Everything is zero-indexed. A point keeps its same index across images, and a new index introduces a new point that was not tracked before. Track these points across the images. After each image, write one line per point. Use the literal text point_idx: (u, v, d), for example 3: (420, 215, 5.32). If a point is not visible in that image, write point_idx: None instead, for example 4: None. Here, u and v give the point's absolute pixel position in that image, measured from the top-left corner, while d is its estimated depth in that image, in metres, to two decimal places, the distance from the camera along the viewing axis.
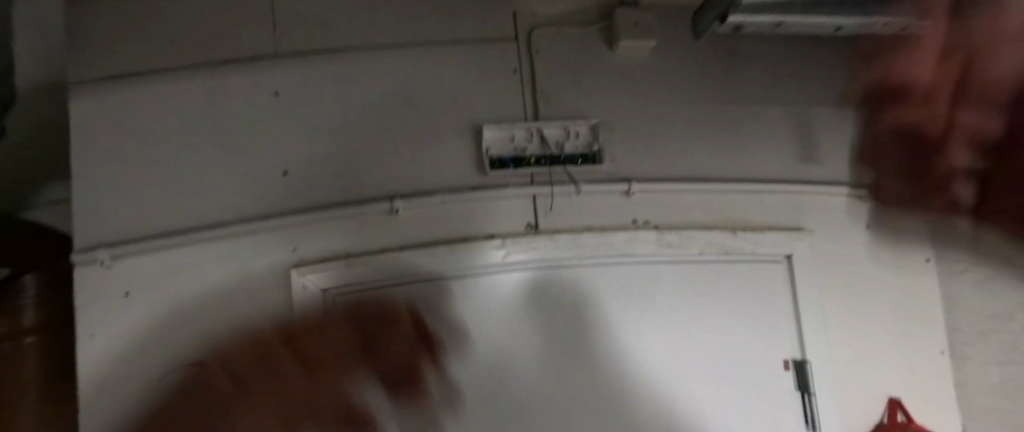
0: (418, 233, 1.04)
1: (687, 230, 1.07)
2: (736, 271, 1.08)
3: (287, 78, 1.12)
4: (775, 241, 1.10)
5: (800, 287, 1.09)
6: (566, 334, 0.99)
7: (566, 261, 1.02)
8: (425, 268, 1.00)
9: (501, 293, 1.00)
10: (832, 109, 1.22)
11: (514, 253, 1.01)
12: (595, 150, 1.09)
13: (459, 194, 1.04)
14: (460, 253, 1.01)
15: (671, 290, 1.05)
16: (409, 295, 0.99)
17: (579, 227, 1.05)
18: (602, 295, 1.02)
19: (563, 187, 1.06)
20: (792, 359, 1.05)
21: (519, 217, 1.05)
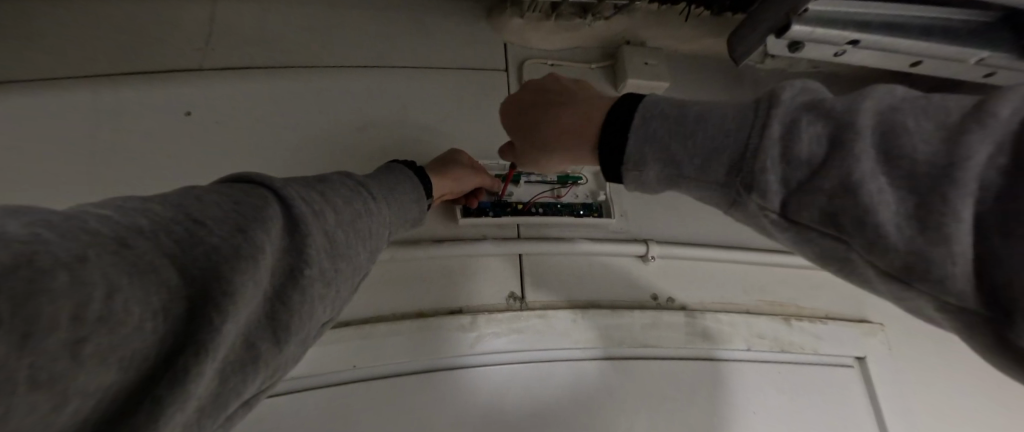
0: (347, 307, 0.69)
1: (727, 314, 0.78)
2: (797, 378, 0.77)
3: (197, 90, 0.83)
4: (844, 337, 0.81)
5: (884, 404, 0.77)
6: None
7: (561, 354, 0.71)
8: (353, 359, 0.65)
9: (467, 400, 0.66)
10: None
11: (485, 338, 0.69)
12: (600, 201, 0.84)
13: (415, 249, 0.73)
14: (406, 335, 0.67)
15: (712, 406, 0.71)
16: (323, 409, 0.62)
17: (580, 302, 0.75)
18: (616, 406, 0.69)
19: (560, 245, 0.77)
20: None
21: (496, 284, 0.75)
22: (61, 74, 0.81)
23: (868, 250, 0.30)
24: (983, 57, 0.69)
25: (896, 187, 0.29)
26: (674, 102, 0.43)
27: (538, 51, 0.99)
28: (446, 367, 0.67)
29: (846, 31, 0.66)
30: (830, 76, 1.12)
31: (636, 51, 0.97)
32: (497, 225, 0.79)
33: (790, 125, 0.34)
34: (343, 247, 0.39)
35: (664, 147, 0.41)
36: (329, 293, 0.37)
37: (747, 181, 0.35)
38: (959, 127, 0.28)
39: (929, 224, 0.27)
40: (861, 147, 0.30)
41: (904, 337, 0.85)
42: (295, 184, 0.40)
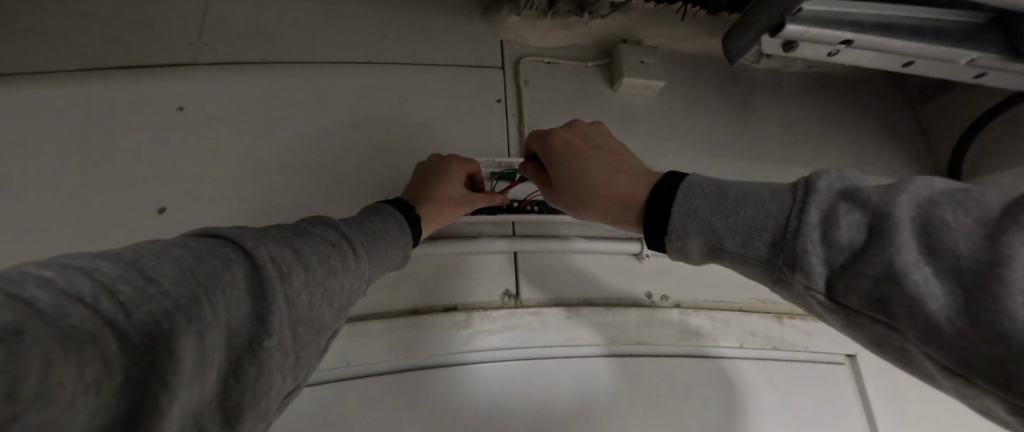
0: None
1: (720, 313, 0.78)
2: (789, 376, 0.77)
3: (192, 85, 0.82)
4: (834, 336, 0.82)
5: (874, 402, 0.78)
6: None
7: (554, 350, 0.71)
8: (346, 355, 0.65)
9: (460, 396, 0.65)
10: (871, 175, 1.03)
11: (480, 336, 0.69)
12: None
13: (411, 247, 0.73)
14: (402, 334, 0.68)
15: (706, 403, 0.72)
16: (315, 407, 0.62)
17: (575, 300, 0.76)
18: (608, 401, 0.69)
19: (557, 242, 0.77)
20: None
21: (491, 283, 0.75)
22: (52, 65, 0.80)
23: (922, 339, 0.30)
24: (975, 58, 0.70)
25: (942, 278, 0.29)
26: (713, 182, 0.47)
27: (535, 50, 0.99)
28: (440, 365, 0.67)
29: (839, 30, 0.66)
30: (825, 78, 1.13)
31: (633, 50, 0.97)
32: (493, 223, 0.79)
33: (828, 210, 0.36)
34: (307, 315, 0.38)
35: (705, 222, 0.44)
36: (289, 366, 0.36)
37: (790, 262, 0.37)
38: (1000, 226, 0.29)
39: (981, 320, 0.27)
40: (901, 238, 0.31)
41: None
42: (269, 241, 0.39)
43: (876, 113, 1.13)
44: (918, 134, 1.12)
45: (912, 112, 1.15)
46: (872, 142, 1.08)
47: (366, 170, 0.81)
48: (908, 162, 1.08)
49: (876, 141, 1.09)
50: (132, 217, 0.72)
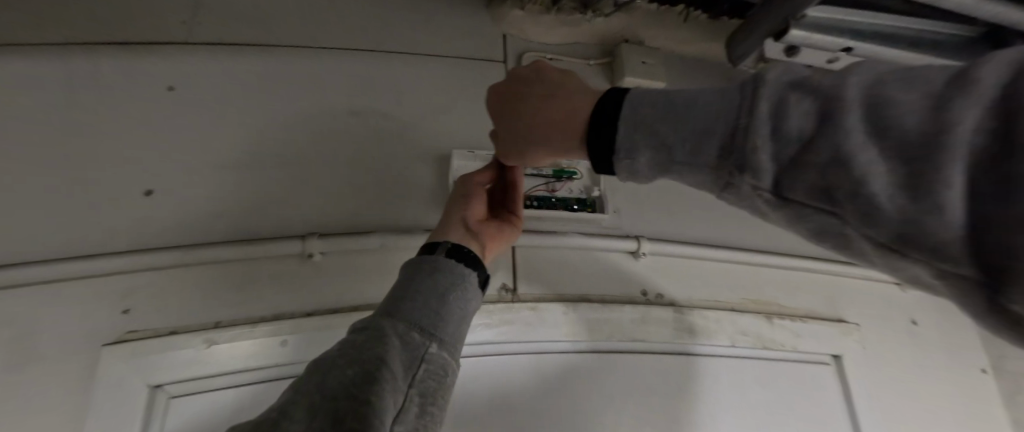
0: (336, 293, 0.69)
1: (712, 311, 0.79)
2: (776, 373, 0.79)
3: (185, 63, 0.80)
4: (821, 336, 0.83)
5: (857, 400, 0.81)
6: None
7: (550, 345, 0.71)
8: None
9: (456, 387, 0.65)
10: None
11: (475, 329, 0.67)
12: (594, 196, 0.83)
13: (404, 240, 0.73)
14: None
15: (698, 400, 0.73)
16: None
17: (571, 296, 0.75)
18: (604, 400, 0.69)
19: (555, 238, 0.76)
20: None
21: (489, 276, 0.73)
22: (33, 37, 0.76)
23: (862, 224, 0.30)
24: None
25: (887, 156, 0.28)
26: (662, 92, 0.43)
27: (536, 45, 0.99)
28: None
29: (840, 38, 0.68)
30: None
31: (635, 50, 0.98)
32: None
33: (779, 102, 0.34)
34: (389, 385, 0.41)
35: (654, 133, 0.41)
36: (395, 430, 0.39)
37: (738, 163, 0.36)
38: (946, 94, 0.27)
39: (919, 192, 0.27)
40: (849, 120, 0.30)
41: (875, 339, 0.89)
42: (319, 369, 0.42)
43: None
44: None
45: None
46: None
47: (363, 160, 0.79)
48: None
49: None
50: (117, 198, 0.69)
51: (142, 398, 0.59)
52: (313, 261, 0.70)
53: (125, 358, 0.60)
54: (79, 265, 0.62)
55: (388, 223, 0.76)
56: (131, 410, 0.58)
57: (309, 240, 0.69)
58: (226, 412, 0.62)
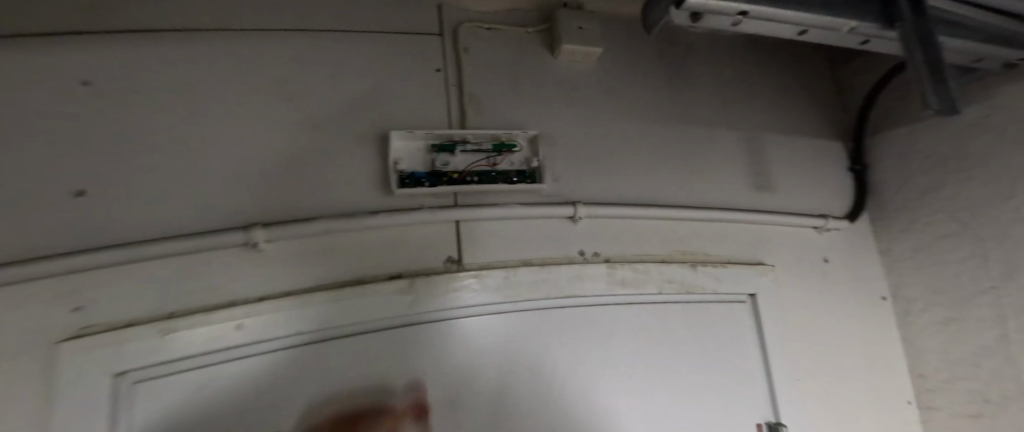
0: (286, 276, 0.71)
1: (642, 263, 0.87)
2: (699, 313, 0.89)
3: (110, 56, 0.78)
4: (740, 277, 0.93)
5: (766, 329, 0.93)
6: (503, 409, 0.73)
7: (498, 309, 0.77)
8: (293, 324, 0.68)
9: (413, 352, 0.71)
10: (782, 135, 1.14)
11: (424, 302, 0.73)
12: (534, 167, 0.86)
13: (354, 222, 0.73)
14: (347, 303, 0.70)
15: (628, 341, 0.83)
16: (278, 376, 0.66)
17: (514, 261, 0.80)
18: (545, 353, 0.78)
19: (498, 210, 0.79)
20: (765, 421, 0.88)
21: (434, 249, 0.77)
22: None
23: None
24: (855, 25, 0.79)
25: None
26: None
27: (474, 14, 0.99)
28: (386, 328, 0.71)
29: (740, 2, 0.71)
30: (751, 41, 1.21)
31: (571, 15, 0.99)
32: (434, 194, 0.80)
33: None
34: None
35: None
36: None
37: None
38: None
39: None
40: None
41: (790, 278, 1.01)
42: None
43: (791, 74, 1.24)
44: (821, 94, 1.27)
45: (817, 74, 1.29)
46: (785, 99, 1.19)
47: (304, 146, 0.80)
48: (814, 125, 1.21)
49: (787, 99, 1.20)
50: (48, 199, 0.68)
51: (104, 386, 0.60)
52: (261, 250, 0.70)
53: (85, 352, 0.61)
54: (19, 270, 0.61)
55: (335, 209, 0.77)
56: (98, 398, 0.60)
57: (252, 230, 0.68)
58: (191, 397, 0.64)
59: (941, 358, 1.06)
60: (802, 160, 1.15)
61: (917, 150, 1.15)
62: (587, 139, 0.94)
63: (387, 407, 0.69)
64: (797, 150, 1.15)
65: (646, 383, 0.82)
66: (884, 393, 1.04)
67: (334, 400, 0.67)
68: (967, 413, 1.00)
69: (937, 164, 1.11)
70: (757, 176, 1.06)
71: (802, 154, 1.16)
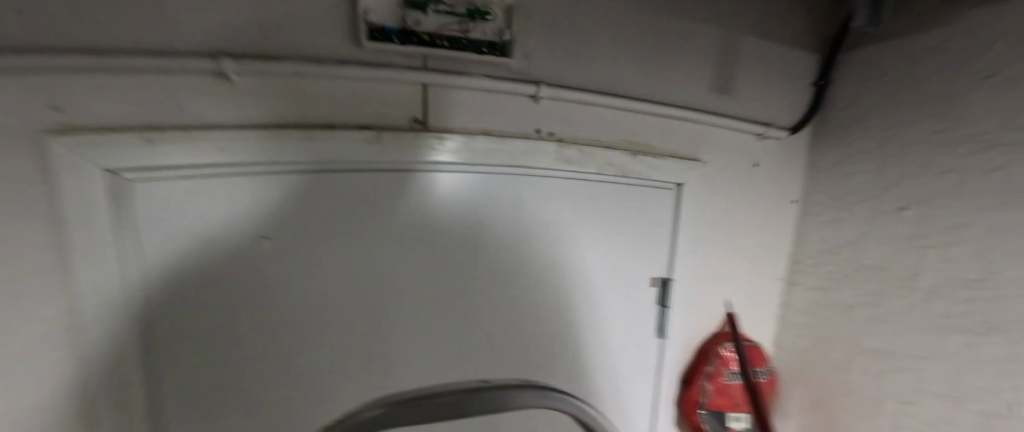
0: (266, 112, 0.71)
1: (591, 147, 0.95)
2: (627, 193, 1.01)
3: None
4: (672, 168, 1.01)
5: (684, 211, 1.05)
6: (445, 248, 0.85)
7: (450, 165, 0.83)
8: (255, 151, 0.69)
9: (362, 189, 0.77)
10: (767, 33, 1.07)
11: (388, 153, 0.77)
12: (505, 41, 0.85)
13: (322, 69, 0.72)
14: (318, 142, 0.72)
15: (563, 208, 0.95)
16: (258, 205, 0.70)
17: (476, 130, 0.87)
18: (489, 208, 0.88)
19: (466, 81, 0.82)
20: (658, 276, 1.07)
21: (405, 107, 0.81)
22: None
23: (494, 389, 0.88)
24: None
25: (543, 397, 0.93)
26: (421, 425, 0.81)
27: None
28: (355, 170, 0.76)
29: None
30: None
31: None
32: (401, 52, 0.79)
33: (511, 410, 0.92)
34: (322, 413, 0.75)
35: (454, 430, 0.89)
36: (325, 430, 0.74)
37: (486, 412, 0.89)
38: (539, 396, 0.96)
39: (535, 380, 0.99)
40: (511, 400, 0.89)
41: (719, 172, 1.09)
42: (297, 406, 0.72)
43: None
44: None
45: None
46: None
47: None
48: (812, 22, 1.12)
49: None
50: None
51: (99, 182, 0.60)
52: (231, 82, 0.68)
53: (78, 146, 0.59)
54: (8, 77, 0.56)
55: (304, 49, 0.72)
56: (95, 196, 0.61)
57: (223, 60, 0.65)
58: (182, 206, 0.66)
59: (842, 267, 1.10)
60: (779, 62, 1.09)
61: (874, 69, 1.05)
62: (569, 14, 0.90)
63: (342, 234, 0.77)
64: (777, 50, 1.09)
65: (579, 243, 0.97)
66: (758, 269, 1.19)
67: (297, 225, 0.73)
68: (842, 305, 1.10)
69: (889, 84, 1.02)
70: (724, 75, 1.04)
71: (781, 54, 1.09)
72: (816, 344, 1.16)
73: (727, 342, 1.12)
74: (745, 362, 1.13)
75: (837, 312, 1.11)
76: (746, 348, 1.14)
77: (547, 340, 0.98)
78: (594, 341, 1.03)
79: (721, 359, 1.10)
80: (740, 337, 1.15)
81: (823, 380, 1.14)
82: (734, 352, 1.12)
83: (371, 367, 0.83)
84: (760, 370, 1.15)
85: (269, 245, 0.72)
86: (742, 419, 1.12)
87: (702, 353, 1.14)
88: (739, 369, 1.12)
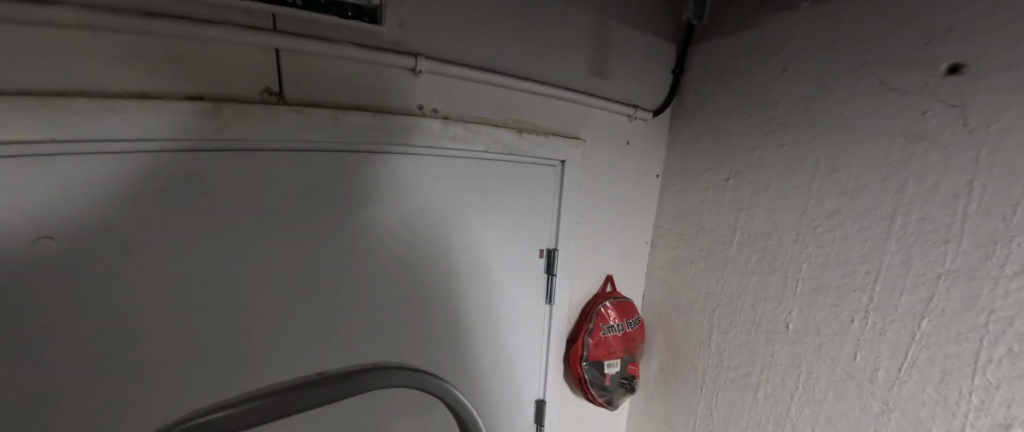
0: (35, 71, 0.57)
1: (477, 125, 0.95)
2: (516, 170, 1.05)
3: None
4: (554, 145, 1.08)
5: (567, 185, 1.13)
6: (324, 235, 0.79)
7: (311, 145, 0.75)
8: (49, 130, 0.56)
9: (206, 176, 0.67)
10: (632, 23, 1.17)
11: (233, 129, 0.67)
12: (374, 5, 0.79)
13: (125, 23, 0.60)
14: (133, 119, 0.61)
15: (452, 186, 0.94)
16: (44, 197, 0.57)
17: (346, 104, 0.80)
18: (371, 190, 0.83)
19: (327, 47, 0.75)
20: (546, 248, 1.16)
21: (256, 76, 0.71)
22: None
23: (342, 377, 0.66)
24: None
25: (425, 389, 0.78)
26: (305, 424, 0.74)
27: None
28: (190, 149, 0.65)
29: None
30: None
31: None
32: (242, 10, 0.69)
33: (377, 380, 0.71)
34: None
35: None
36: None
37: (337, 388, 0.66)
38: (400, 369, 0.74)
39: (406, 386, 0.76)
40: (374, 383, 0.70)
41: (595, 151, 1.19)
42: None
43: None
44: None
45: None
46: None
47: None
48: (670, 16, 1.26)
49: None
50: None
51: None
52: None
53: None
54: None
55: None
56: None
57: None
58: None
59: (688, 228, 1.31)
60: (642, 50, 1.21)
61: (713, 61, 1.23)
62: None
63: (182, 227, 0.66)
64: (641, 38, 1.20)
65: (472, 219, 0.98)
66: (628, 235, 1.35)
67: (103, 218, 0.61)
68: (688, 258, 1.31)
69: (721, 74, 1.21)
70: (598, 61, 1.13)
71: (644, 43, 1.21)
72: (671, 294, 1.36)
73: (604, 300, 1.28)
74: (617, 316, 1.29)
75: (686, 267, 1.32)
76: (620, 304, 1.31)
77: (439, 319, 0.98)
78: (485, 314, 1.06)
79: (598, 316, 1.26)
80: (615, 294, 1.31)
81: (675, 323, 1.35)
82: (609, 308, 1.28)
83: (232, 374, 0.74)
84: (630, 321, 1.33)
85: (57, 247, 0.58)
86: (615, 364, 1.29)
87: (585, 313, 1.29)
88: (614, 323, 1.28)
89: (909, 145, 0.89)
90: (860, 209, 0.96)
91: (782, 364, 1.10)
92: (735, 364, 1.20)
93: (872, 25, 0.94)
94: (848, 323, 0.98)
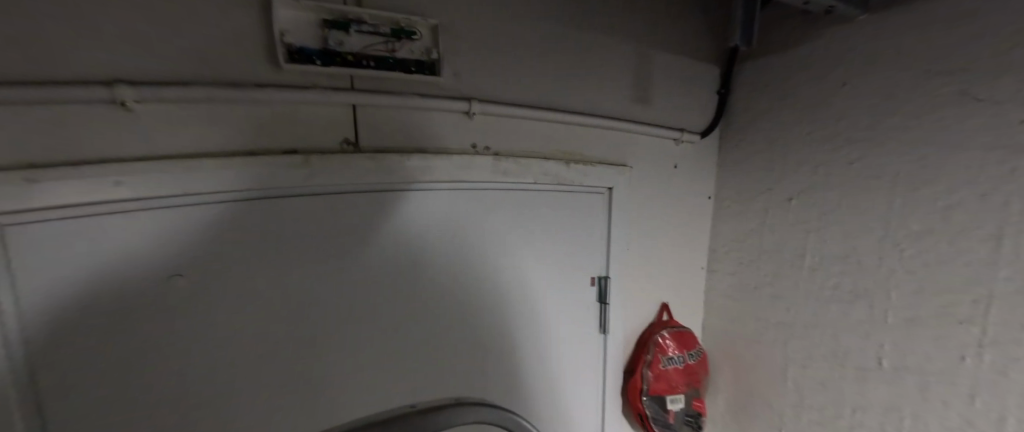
0: (169, 140, 0.69)
1: (523, 158, 0.98)
2: (566, 200, 1.06)
3: None
4: (603, 174, 1.08)
5: (615, 212, 1.12)
6: (388, 267, 0.85)
7: (374, 186, 0.82)
8: (177, 186, 0.67)
9: (292, 217, 0.76)
10: (672, 48, 1.16)
11: (318, 177, 0.77)
12: (433, 59, 0.87)
13: (233, 95, 0.71)
14: (245, 173, 0.72)
15: (505, 218, 0.98)
16: (165, 244, 0.68)
17: (411, 148, 0.88)
18: (429, 224, 0.89)
19: (390, 100, 0.83)
20: (596, 276, 1.13)
21: (335, 129, 0.81)
22: None
23: None
24: None
25: None
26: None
27: None
28: (287, 196, 0.76)
29: None
30: None
31: None
32: (328, 75, 0.79)
33: None
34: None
35: None
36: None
37: None
38: None
39: None
40: None
41: (641, 176, 1.17)
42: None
43: None
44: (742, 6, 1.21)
45: None
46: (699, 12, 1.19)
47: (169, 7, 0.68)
48: (710, 36, 1.23)
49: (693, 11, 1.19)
50: None
51: None
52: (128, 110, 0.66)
53: None
54: None
55: (216, 75, 0.71)
56: None
57: (118, 88, 0.64)
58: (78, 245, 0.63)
59: (749, 253, 1.22)
60: (684, 73, 1.19)
61: (763, 77, 1.17)
62: (484, 36, 0.93)
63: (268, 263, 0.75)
64: (683, 62, 1.19)
65: (511, 249, 0.99)
66: (681, 262, 1.28)
67: (212, 256, 0.71)
68: (751, 285, 1.21)
69: (774, 90, 1.15)
70: (641, 89, 1.13)
71: (686, 66, 1.19)
72: (734, 324, 1.26)
73: (661, 330, 1.21)
74: (677, 346, 1.21)
75: (749, 294, 1.22)
76: (679, 334, 1.23)
77: (496, 349, 0.99)
78: (542, 344, 1.06)
79: (657, 347, 1.19)
80: (672, 324, 1.24)
81: (743, 355, 1.24)
82: (667, 338, 1.21)
83: (304, 398, 0.81)
84: (692, 353, 1.25)
85: (186, 282, 0.70)
86: (679, 399, 1.21)
87: (641, 343, 1.23)
88: (674, 354, 1.21)
89: (1011, 158, 0.79)
90: (959, 229, 0.85)
91: (878, 406, 0.97)
92: (819, 404, 1.07)
93: (953, 30, 0.86)
94: (958, 360, 0.86)
